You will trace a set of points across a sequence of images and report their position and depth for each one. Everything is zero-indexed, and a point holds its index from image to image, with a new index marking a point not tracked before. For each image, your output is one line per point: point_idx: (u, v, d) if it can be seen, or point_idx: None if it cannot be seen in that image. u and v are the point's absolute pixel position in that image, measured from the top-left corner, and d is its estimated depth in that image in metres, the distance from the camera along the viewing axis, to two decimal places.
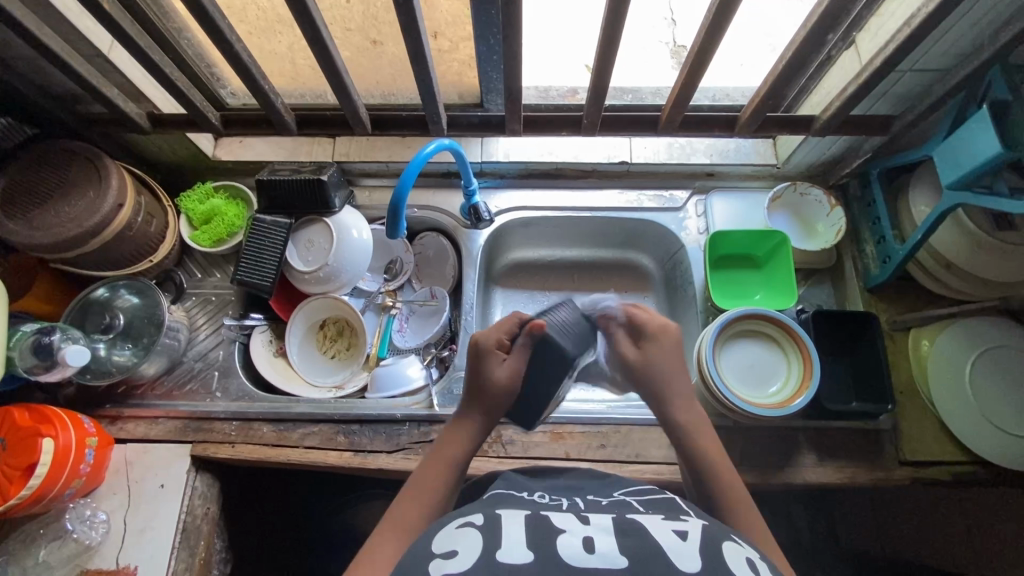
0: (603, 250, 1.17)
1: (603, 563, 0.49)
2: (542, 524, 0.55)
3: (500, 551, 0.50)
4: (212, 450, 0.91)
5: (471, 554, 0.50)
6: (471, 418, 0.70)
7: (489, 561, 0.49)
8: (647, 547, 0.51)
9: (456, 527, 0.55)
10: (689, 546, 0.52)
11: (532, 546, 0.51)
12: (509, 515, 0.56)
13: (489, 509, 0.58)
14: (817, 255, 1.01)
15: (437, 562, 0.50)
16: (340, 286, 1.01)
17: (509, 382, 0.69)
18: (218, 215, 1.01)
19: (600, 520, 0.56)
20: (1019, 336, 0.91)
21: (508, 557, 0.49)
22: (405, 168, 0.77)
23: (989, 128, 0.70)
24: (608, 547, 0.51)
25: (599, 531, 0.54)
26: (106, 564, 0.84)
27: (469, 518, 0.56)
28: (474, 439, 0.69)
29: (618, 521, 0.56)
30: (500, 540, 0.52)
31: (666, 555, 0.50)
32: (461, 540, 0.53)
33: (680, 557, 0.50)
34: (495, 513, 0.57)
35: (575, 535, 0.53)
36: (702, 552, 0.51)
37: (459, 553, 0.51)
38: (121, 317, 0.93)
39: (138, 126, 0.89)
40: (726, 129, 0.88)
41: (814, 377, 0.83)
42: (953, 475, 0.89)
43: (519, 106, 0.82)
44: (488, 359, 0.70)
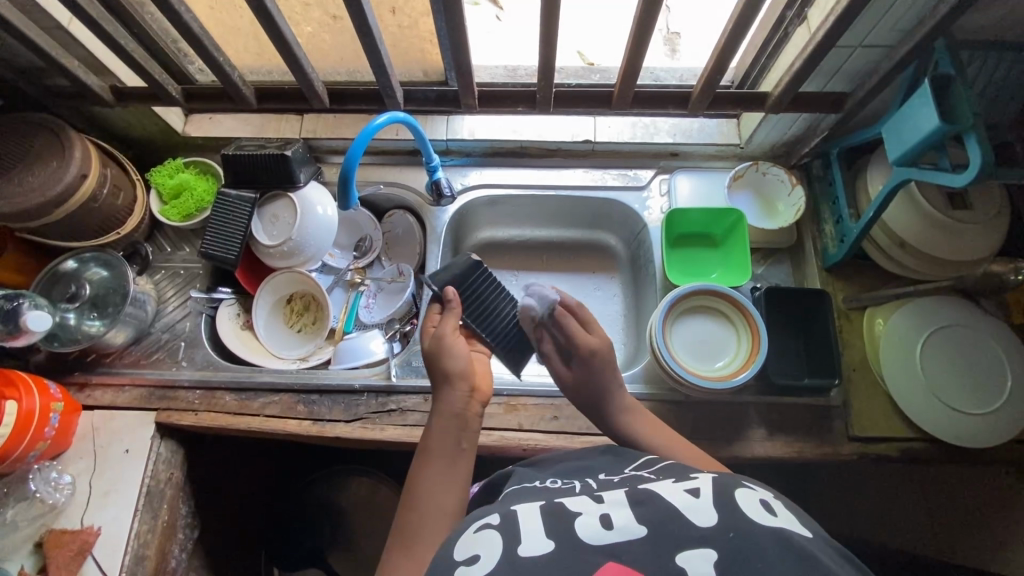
0: (571, 230, 1.18)
1: (623, 536, 0.51)
2: (558, 510, 0.56)
3: (520, 545, 0.51)
4: (175, 417, 0.93)
5: (495, 556, 0.51)
6: (444, 408, 0.68)
7: (512, 558, 0.50)
8: (659, 512, 0.53)
9: (474, 530, 0.55)
10: (703, 501, 0.53)
11: (550, 534, 0.52)
12: (524, 509, 0.57)
13: (504, 507, 0.59)
14: (776, 234, 1.02)
15: (461, 568, 0.51)
16: (306, 260, 1.03)
17: (468, 361, 0.72)
18: (187, 189, 1.04)
19: (614, 496, 0.57)
20: (972, 314, 0.92)
21: (529, 551, 0.51)
22: (354, 140, 0.78)
23: (930, 102, 0.71)
24: (626, 520, 0.53)
25: (615, 507, 0.55)
26: (70, 524, 0.87)
27: (486, 520, 0.56)
28: (456, 427, 0.68)
29: (631, 492, 0.57)
30: (519, 535, 0.53)
31: (681, 515, 0.52)
32: (481, 542, 0.53)
33: (695, 514, 0.52)
34: (511, 510, 0.57)
35: (591, 515, 0.54)
36: (716, 503, 0.53)
37: (482, 555, 0.51)
38: (87, 287, 0.96)
39: (102, 99, 0.91)
40: (679, 106, 0.89)
41: (760, 352, 0.84)
42: (902, 451, 0.90)
43: (471, 79, 0.83)
44: (445, 342, 0.72)
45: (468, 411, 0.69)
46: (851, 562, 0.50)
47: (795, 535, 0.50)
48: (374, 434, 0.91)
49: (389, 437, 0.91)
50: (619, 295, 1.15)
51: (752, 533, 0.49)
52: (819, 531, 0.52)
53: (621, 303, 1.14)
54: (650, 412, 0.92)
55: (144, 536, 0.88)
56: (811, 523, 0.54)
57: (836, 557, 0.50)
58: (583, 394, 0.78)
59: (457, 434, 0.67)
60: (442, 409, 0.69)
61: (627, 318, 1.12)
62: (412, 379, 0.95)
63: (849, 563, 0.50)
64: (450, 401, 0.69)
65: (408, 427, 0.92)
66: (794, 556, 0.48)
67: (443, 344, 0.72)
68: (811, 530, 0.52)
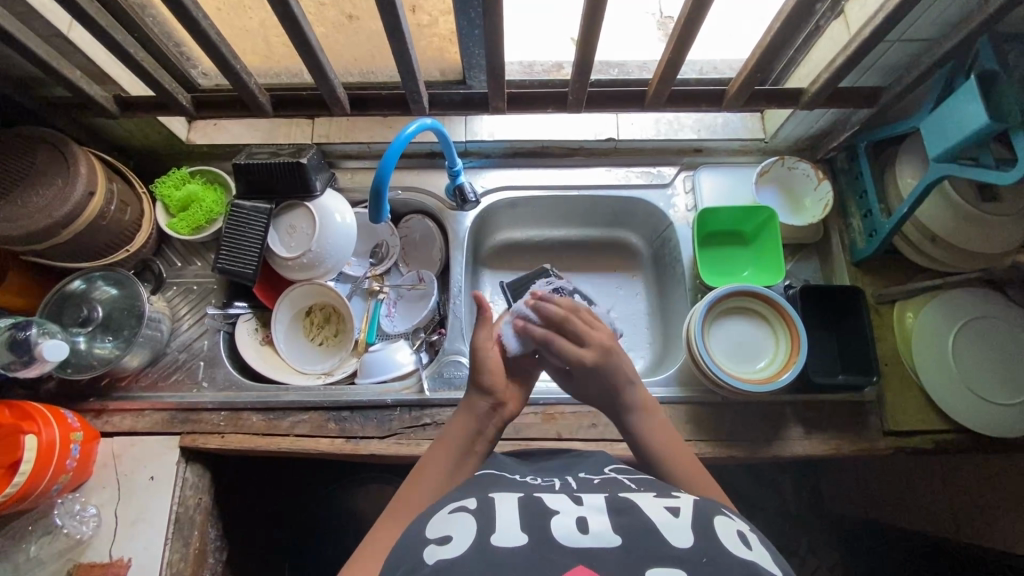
0: (592, 230, 1.16)
1: (597, 542, 0.49)
2: (535, 506, 0.54)
3: (494, 534, 0.50)
4: (202, 440, 0.90)
5: (466, 541, 0.51)
6: (471, 409, 0.75)
7: (483, 545, 0.49)
8: (637, 524, 0.52)
9: (449, 513, 0.56)
10: (681, 522, 0.52)
11: (525, 528, 0.51)
12: (502, 499, 0.57)
13: (482, 492, 0.59)
14: (804, 230, 1.01)
15: (432, 548, 0.51)
16: (325, 272, 1.00)
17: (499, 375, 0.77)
18: (195, 201, 0.98)
19: (593, 500, 0.56)
20: (1001, 305, 0.93)
21: (503, 540, 0.50)
22: (386, 150, 0.75)
23: (976, 98, 0.70)
24: (602, 526, 0.51)
25: (592, 511, 0.54)
26: (98, 558, 0.84)
27: (462, 504, 0.57)
28: (474, 428, 0.73)
29: (611, 500, 0.56)
30: (493, 524, 0.52)
31: (659, 532, 0.51)
32: (455, 526, 0.53)
33: (673, 534, 0.50)
34: (487, 497, 0.57)
35: (568, 515, 0.53)
36: (693, 526, 0.52)
37: (455, 538, 0.51)
38: (99, 309, 0.91)
39: (105, 110, 0.85)
40: (713, 104, 0.87)
41: (800, 354, 0.84)
42: (935, 443, 0.91)
43: (502, 81, 0.80)
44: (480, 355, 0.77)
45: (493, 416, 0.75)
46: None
47: (766, 571, 0.48)
48: (410, 450, 0.89)
49: (426, 452, 0.89)
50: (644, 294, 1.13)
51: (723, 560, 0.48)
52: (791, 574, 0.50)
53: (646, 302, 1.13)
54: (688, 416, 0.91)
55: (176, 565, 0.85)
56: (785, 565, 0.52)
57: None
58: (590, 385, 0.78)
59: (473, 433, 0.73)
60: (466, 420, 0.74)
61: (653, 318, 1.11)
62: (445, 392, 0.94)
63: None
64: (477, 403, 0.75)
65: None
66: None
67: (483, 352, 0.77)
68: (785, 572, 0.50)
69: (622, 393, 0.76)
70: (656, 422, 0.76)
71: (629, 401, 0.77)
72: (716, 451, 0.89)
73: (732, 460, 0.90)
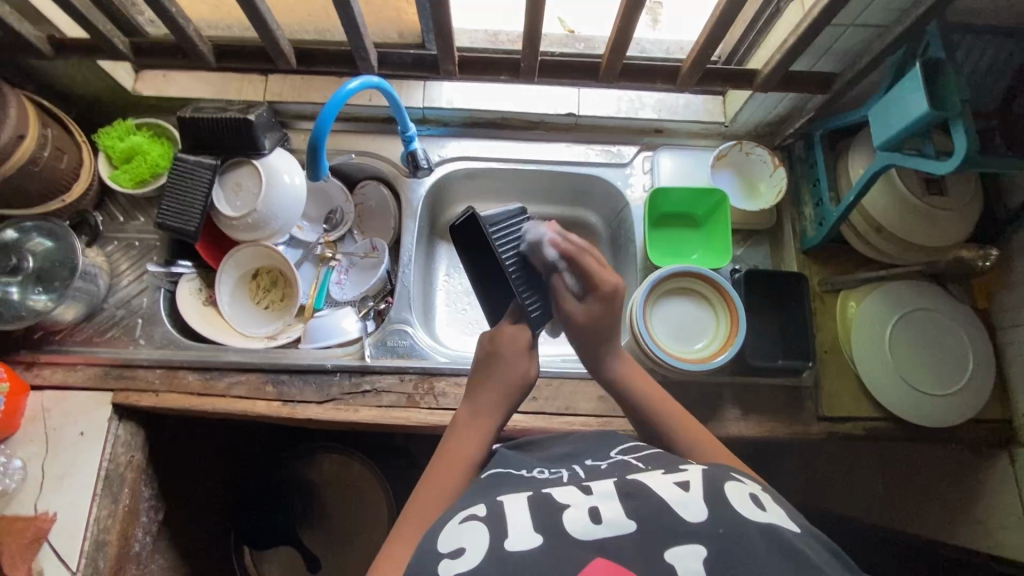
0: (551, 207, 1.15)
1: (613, 530, 0.51)
2: (546, 503, 0.55)
3: (508, 539, 0.51)
4: (134, 398, 0.88)
5: (481, 549, 0.51)
6: (482, 415, 0.72)
7: (499, 552, 0.50)
8: (650, 506, 0.53)
9: (458, 523, 0.55)
10: (693, 496, 0.54)
11: (539, 527, 0.52)
12: (510, 500, 0.57)
13: (489, 497, 0.59)
14: (757, 216, 1.01)
15: (445, 561, 0.51)
16: (272, 233, 0.98)
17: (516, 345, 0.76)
18: (139, 153, 0.96)
19: (603, 487, 0.57)
20: (941, 299, 0.95)
21: (518, 545, 0.50)
22: (323, 106, 0.73)
23: (920, 86, 0.69)
24: (615, 513, 0.53)
25: (603, 498, 0.55)
26: (23, 511, 0.83)
27: (471, 512, 0.56)
28: (488, 427, 0.72)
29: (620, 484, 0.57)
30: (506, 528, 0.52)
31: (673, 509, 0.52)
32: (465, 535, 0.53)
33: (685, 509, 0.52)
34: (496, 501, 0.57)
35: (580, 507, 0.54)
36: (705, 498, 0.53)
37: (467, 549, 0.51)
38: (30, 260, 0.88)
39: (40, 51, 0.82)
40: (668, 81, 0.86)
41: (738, 334, 0.85)
42: (866, 430, 0.93)
43: (451, 44, 0.78)
44: (496, 345, 0.76)
45: (504, 410, 0.74)
46: (838, 559, 0.51)
47: (783, 530, 0.51)
48: (348, 415, 0.88)
49: (363, 418, 0.88)
50: None
51: (742, 528, 0.50)
52: (804, 526, 0.53)
53: None
54: None
55: (103, 521, 0.84)
56: (797, 518, 0.55)
57: (820, 548, 0.51)
58: (588, 342, 0.77)
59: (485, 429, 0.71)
60: (474, 415, 0.73)
61: None
62: (387, 360, 0.93)
63: (836, 560, 0.50)
64: (488, 394, 0.74)
65: (383, 408, 0.89)
66: (782, 552, 0.48)
67: (502, 342, 0.76)
68: (798, 525, 0.53)
69: (609, 340, 0.77)
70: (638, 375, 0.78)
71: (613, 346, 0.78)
72: None
73: None
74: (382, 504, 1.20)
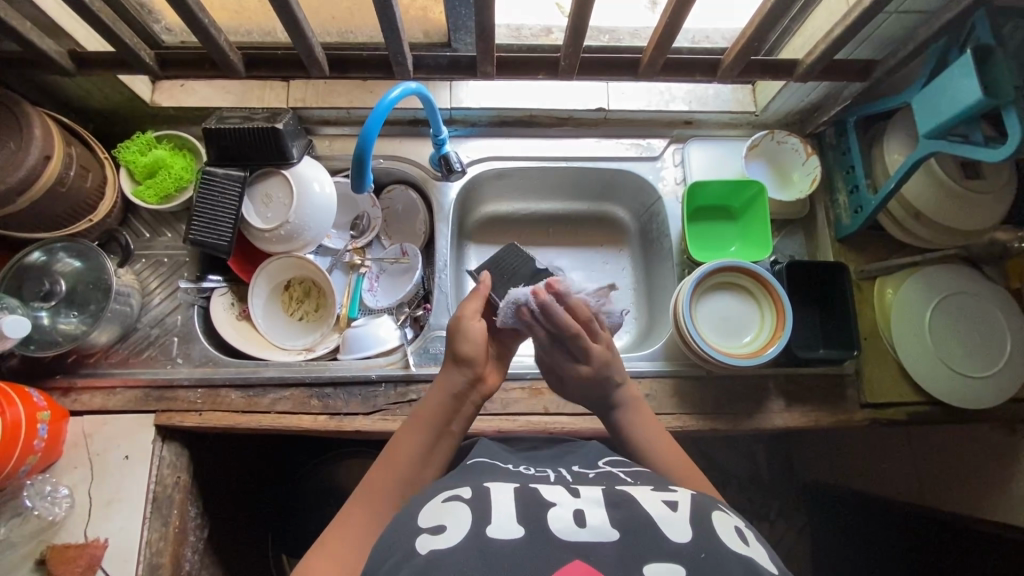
0: (577, 203, 1.14)
1: (594, 536, 0.50)
2: (532, 497, 0.55)
3: (489, 526, 0.51)
4: (178, 418, 0.87)
5: (462, 529, 0.51)
6: (448, 392, 0.72)
7: (480, 537, 0.50)
8: (635, 516, 0.53)
9: (442, 502, 0.56)
10: (680, 517, 0.54)
11: (521, 520, 0.52)
12: (497, 489, 0.57)
13: (476, 482, 0.60)
14: (791, 205, 1.01)
15: (424, 537, 0.51)
16: (305, 244, 0.96)
17: (478, 347, 0.73)
18: (163, 167, 0.93)
19: (592, 493, 0.57)
20: (977, 282, 0.95)
21: (498, 532, 0.50)
22: (368, 116, 0.71)
23: (973, 73, 0.69)
24: (599, 520, 0.52)
25: (590, 504, 0.55)
26: (73, 539, 0.81)
27: (456, 493, 0.57)
28: (453, 405, 0.71)
29: (608, 493, 0.57)
30: (489, 516, 0.52)
31: (657, 527, 0.52)
32: (447, 514, 0.54)
33: (670, 527, 0.52)
34: (482, 487, 0.58)
35: (566, 508, 0.54)
36: (693, 522, 0.53)
37: (448, 527, 0.52)
38: (62, 282, 0.86)
39: (60, 67, 0.79)
40: (708, 74, 0.85)
41: (786, 327, 0.84)
42: (909, 415, 0.94)
43: (492, 44, 0.76)
44: (463, 325, 0.74)
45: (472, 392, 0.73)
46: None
47: (762, 569, 0.50)
48: (396, 426, 0.88)
49: None
50: (630, 268, 1.13)
51: (721, 556, 0.49)
52: (783, 570, 0.52)
53: (632, 277, 1.12)
54: (672, 389, 0.92)
55: (155, 544, 0.83)
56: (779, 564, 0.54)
57: None
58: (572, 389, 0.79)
59: (449, 411, 0.71)
60: (440, 389, 0.72)
61: (638, 291, 1.11)
62: (431, 367, 0.92)
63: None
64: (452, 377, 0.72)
65: None
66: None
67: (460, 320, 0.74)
68: (777, 567, 0.52)
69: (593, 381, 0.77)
70: (640, 413, 0.78)
71: (613, 401, 0.78)
72: (699, 424, 0.91)
73: (714, 433, 0.92)
74: None
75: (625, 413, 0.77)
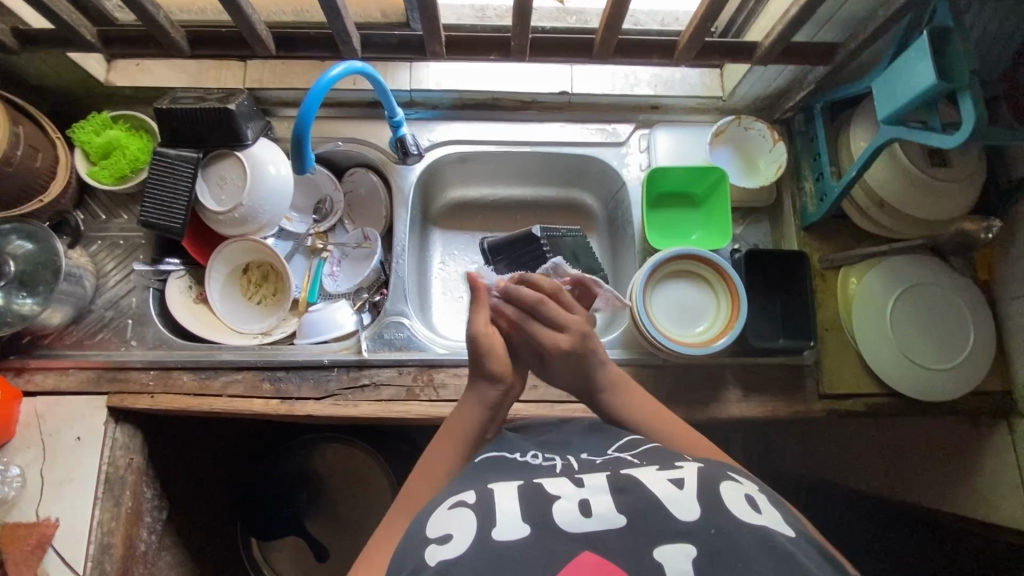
0: (546, 189, 1.13)
1: (602, 525, 0.50)
2: (538, 492, 0.54)
3: (495, 529, 0.51)
4: (130, 400, 0.87)
5: (468, 537, 0.51)
6: (478, 409, 0.71)
7: (487, 541, 0.50)
8: (643, 500, 0.52)
9: (448, 508, 0.55)
10: (686, 494, 0.53)
11: (528, 518, 0.51)
12: (501, 488, 0.56)
13: (480, 482, 0.58)
14: (756, 193, 0.99)
15: (432, 547, 0.51)
16: (261, 227, 0.95)
17: (506, 363, 0.72)
18: (117, 148, 0.92)
19: (595, 480, 0.56)
20: (943, 274, 0.94)
21: (505, 534, 0.50)
22: (306, 95, 0.70)
23: (928, 56, 0.67)
24: (605, 507, 0.52)
25: (595, 491, 0.54)
26: (24, 517, 0.82)
27: (461, 497, 0.56)
28: (485, 420, 0.71)
29: (613, 478, 0.56)
30: (494, 517, 0.52)
31: (664, 506, 0.51)
32: (453, 521, 0.53)
33: (678, 506, 0.51)
34: (487, 487, 0.56)
35: (571, 499, 0.53)
36: (699, 496, 0.52)
37: (455, 535, 0.51)
38: (11, 264, 0.84)
39: (2, 44, 0.78)
40: (665, 56, 0.83)
41: (740, 317, 0.83)
42: (866, 406, 0.93)
43: (437, 24, 0.74)
44: (483, 339, 0.71)
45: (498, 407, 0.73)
46: (834, 565, 0.50)
47: (777, 536, 0.50)
48: (347, 410, 0.88)
49: (364, 413, 0.87)
50: (596, 256, 1.12)
51: (733, 531, 0.49)
52: (800, 530, 0.52)
53: (598, 265, 1.11)
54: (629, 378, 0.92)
55: (107, 524, 0.84)
56: (794, 521, 0.54)
57: (815, 558, 0.49)
58: (570, 373, 0.74)
59: (482, 423, 0.70)
60: (468, 407, 0.71)
61: None
62: (385, 353, 0.92)
63: (830, 565, 0.49)
64: (484, 391, 0.72)
65: (382, 402, 0.88)
66: (772, 556, 0.47)
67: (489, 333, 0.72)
68: (795, 529, 0.52)
69: (599, 375, 0.74)
70: (631, 394, 0.76)
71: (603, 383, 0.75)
72: None
73: None
74: (385, 490, 1.21)
75: (617, 396, 0.75)
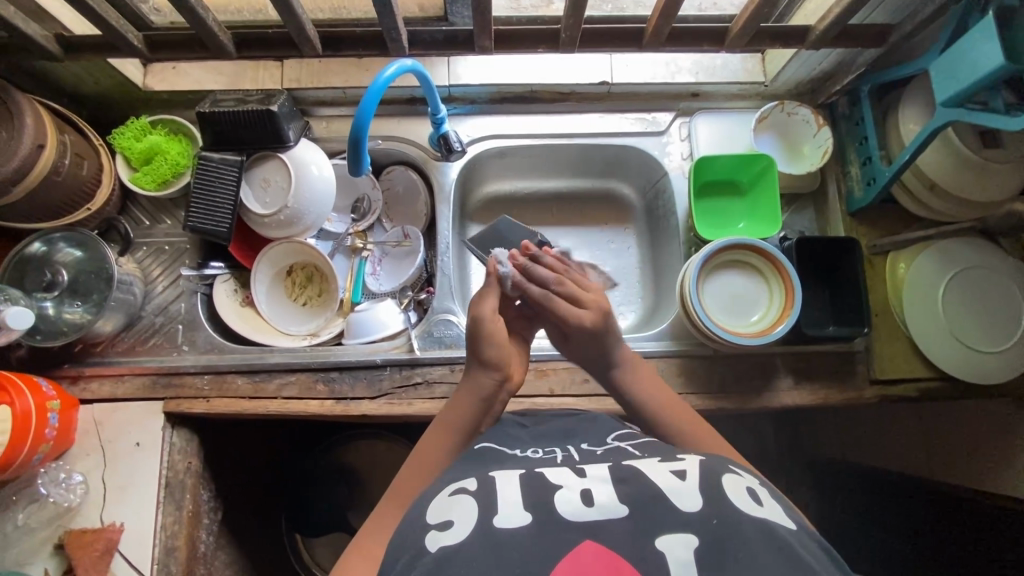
0: (582, 181, 1.12)
1: (603, 514, 0.49)
2: (539, 481, 0.54)
3: (496, 517, 0.50)
4: (186, 405, 0.88)
5: (469, 524, 0.50)
6: (472, 396, 0.73)
7: (488, 528, 0.49)
8: (641, 491, 0.51)
9: (450, 494, 0.55)
10: (688, 486, 0.52)
11: (529, 506, 0.51)
12: (503, 476, 0.56)
13: (483, 470, 0.58)
14: (801, 179, 0.98)
15: (433, 534, 0.51)
16: (305, 229, 0.94)
17: (504, 352, 0.74)
18: (159, 153, 0.91)
19: (597, 470, 0.55)
20: (995, 256, 0.92)
21: (507, 522, 0.50)
22: (363, 95, 0.69)
23: (995, 37, 0.66)
24: (606, 497, 0.51)
25: (597, 482, 0.53)
26: (90, 523, 0.83)
27: (462, 485, 0.56)
28: (483, 407, 0.73)
29: (615, 469, 0.56)
30: (495, 505, 0.52)
31: (666, 497, 0.51)
32: (455, 508, 0.53)
33: (680, 497, 0.51)
34: (488, 475, 0.56)
35: (572, 489, 0.52)
36: (701, 486, 0.52)
37: (455, 522, 0.51)
38: (63, 273, 0.85)
39: (48, 52, 0.77)
40: (715, 44, 0.82)
41: (795, 308, 0.83)
42: (918, 391, 0.93)
43: (489, 18, 0.73)
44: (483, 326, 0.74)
45: (494, 396, 0.74)
46: (830, 557, 0.49)
47: (778, 528, 0.49)
48: (402, 409, 0.88)
49: (419, 411, 0.88)
50: (635, 247, 1.11)
51: (735, 522, 0.48)
52: (802, 524, 0.52)
53: (637, 255, 1.11)
54: (679, 369, 0.92)
55: (171, 527, 0.85)
56: (792, 513, 0.54)
57: (816, 550, 0.49)
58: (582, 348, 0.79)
59: (478, 412, 0.73)
60: (465, 395, 0.73)
61: (644, 271, 1.09)
62: (435, 351, 0.92)
63: (828, 557, 0.49)
64: (481, 380, 0.74)
65: (436, 399, 0.89)
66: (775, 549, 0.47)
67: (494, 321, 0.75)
68: (795, 522, 0.52)
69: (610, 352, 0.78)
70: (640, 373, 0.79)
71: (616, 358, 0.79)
72: (706, 403, 0.90)
73: (721, 411, 0.91)
74: None
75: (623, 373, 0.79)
